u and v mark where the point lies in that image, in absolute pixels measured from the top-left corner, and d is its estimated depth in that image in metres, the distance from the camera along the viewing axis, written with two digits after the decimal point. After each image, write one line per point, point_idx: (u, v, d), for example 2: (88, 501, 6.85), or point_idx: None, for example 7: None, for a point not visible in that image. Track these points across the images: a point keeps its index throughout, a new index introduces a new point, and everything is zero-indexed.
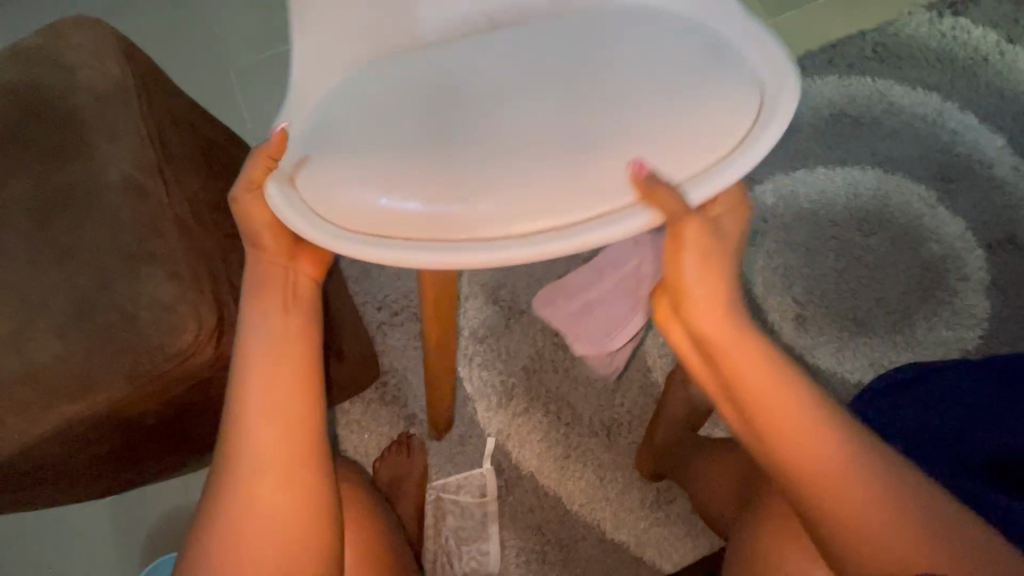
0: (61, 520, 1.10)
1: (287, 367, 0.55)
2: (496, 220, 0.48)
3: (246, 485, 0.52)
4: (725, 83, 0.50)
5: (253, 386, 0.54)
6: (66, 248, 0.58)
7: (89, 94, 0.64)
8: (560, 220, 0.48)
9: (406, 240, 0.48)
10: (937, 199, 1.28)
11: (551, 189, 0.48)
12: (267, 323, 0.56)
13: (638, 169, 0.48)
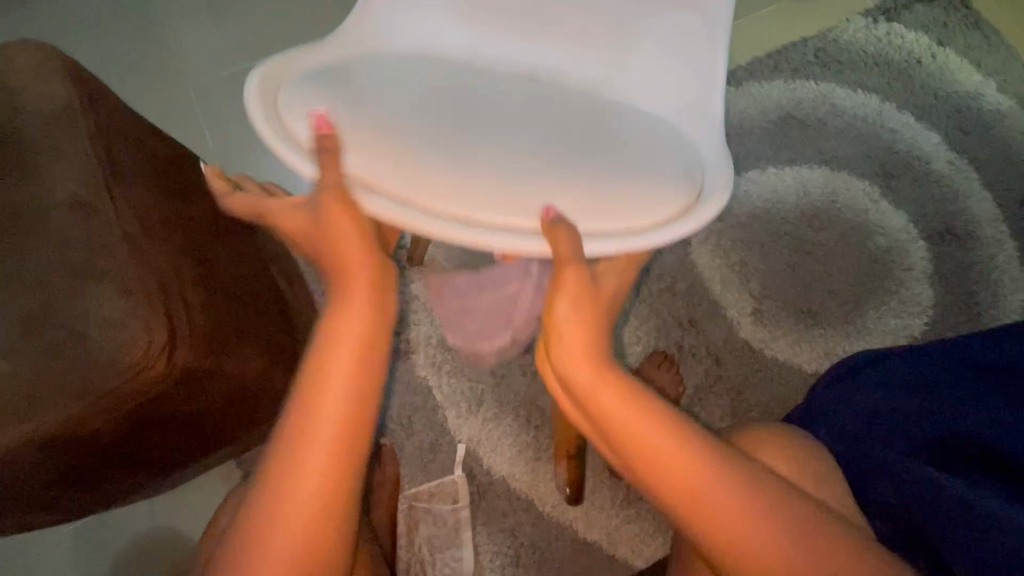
0: (23, 551, 1.07)
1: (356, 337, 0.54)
2: (428, 198, 0.49)
3: (290, 482, 0.51)
4: (678, 171, 0.55)
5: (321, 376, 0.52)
6: (13, 269, 0.58)
7: (33, 117, 0.64)
8: (475, 213, 0.49)
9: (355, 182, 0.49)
10: (881, 194, 1.35)
11: (482, 184, 0.50)
12: (341, 304, 0.55)
13: (547, 213, 0.50)
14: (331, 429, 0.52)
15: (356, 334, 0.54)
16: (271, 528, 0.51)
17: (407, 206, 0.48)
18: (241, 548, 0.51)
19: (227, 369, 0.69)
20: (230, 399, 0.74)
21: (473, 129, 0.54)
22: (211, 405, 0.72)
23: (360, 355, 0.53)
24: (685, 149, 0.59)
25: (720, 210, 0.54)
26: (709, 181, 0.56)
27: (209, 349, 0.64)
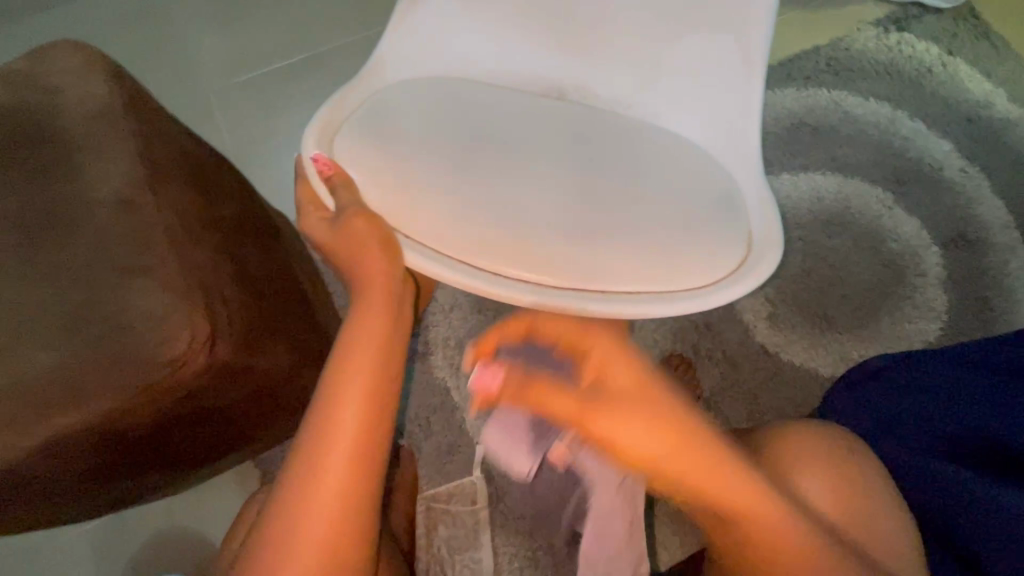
0: (41, 551, 1.07)
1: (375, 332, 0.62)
2: (501, 270, 0.59)
3: (320, 467, 0.55)
4: (716, 234, 0.63)
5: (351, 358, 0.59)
6: (58, 263, 0.59)
7: (77, 116, 0.65)
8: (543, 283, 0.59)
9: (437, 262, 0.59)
10: (894, 201, 1.36)
11: (542, 257, 0.59)
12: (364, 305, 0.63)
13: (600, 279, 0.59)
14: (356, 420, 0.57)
15: (373, 336, 0.61)
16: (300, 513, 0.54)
17: (485, 278, 0.59)
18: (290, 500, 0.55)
19: (260, 365, 0.69)
20: (261, 396, 0.75)
21: (531, 192, 0.63)
22: (243, 402, 0.72)
23: (382, 355, 0.60)
24: (733, 206, 0.66)
25: (766, 275, 0.62)
26: (757, 242, 0.65)
27: (245, 345, 0.65)
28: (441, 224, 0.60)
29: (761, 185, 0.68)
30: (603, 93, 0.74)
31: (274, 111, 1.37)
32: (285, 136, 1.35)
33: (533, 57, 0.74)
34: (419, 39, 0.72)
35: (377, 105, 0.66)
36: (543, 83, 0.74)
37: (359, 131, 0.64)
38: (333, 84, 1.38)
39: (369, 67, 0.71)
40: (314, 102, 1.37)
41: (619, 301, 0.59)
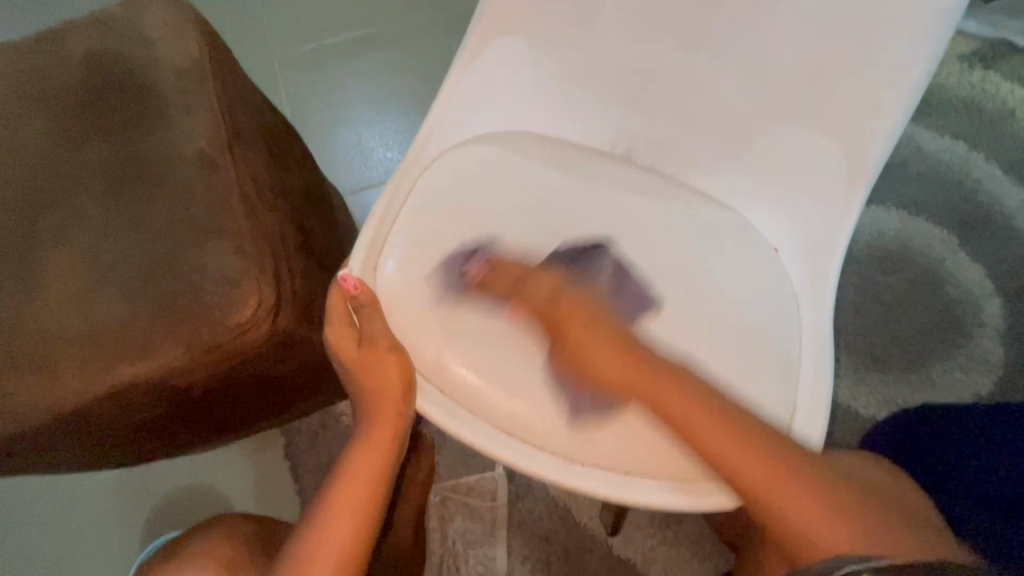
0: (70, 490, 1.10)
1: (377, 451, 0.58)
2: (517, 423, 0.56)
3: None
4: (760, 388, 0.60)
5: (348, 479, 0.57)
6: (137, 215, 0.59)
7: (167, 70, 0.65)
8: (561, 458, 0.56)
9: (453, 410, 0.56)
10: (958, 245, 1.31)
11: (566, 424, 0.56)
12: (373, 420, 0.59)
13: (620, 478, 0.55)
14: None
15: (367, 479, 0.57)
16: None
17: (494, 433, 0.56)
18: None
19: (315, 339, 0.69)
20: (308, 370, 0.74)
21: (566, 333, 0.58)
22: (291, 372, 0.72)
23: (370, 504, 0.56)
24: (791, 339, 0.63)
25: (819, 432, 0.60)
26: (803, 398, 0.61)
27: (304, 317, 0.65)
28: (468, 375, 0.57)
29: (828, 320, 0.63)
30: (668, 164, 0.71)
31: (335, 87, 1.37)
32: (343, 111, 1.35)
33: (603, 119, 0.71)
34: (478, 105, 0.68)
35: (429, 209, 0.62)
36: (608, 140, 0.72)
37: (403, 243, 0.61)
38: (395, 66, 1.38)
39: (415, 150, 0.66)
40: (374, 82, 1.37)
41: (630, 483, 0.55)
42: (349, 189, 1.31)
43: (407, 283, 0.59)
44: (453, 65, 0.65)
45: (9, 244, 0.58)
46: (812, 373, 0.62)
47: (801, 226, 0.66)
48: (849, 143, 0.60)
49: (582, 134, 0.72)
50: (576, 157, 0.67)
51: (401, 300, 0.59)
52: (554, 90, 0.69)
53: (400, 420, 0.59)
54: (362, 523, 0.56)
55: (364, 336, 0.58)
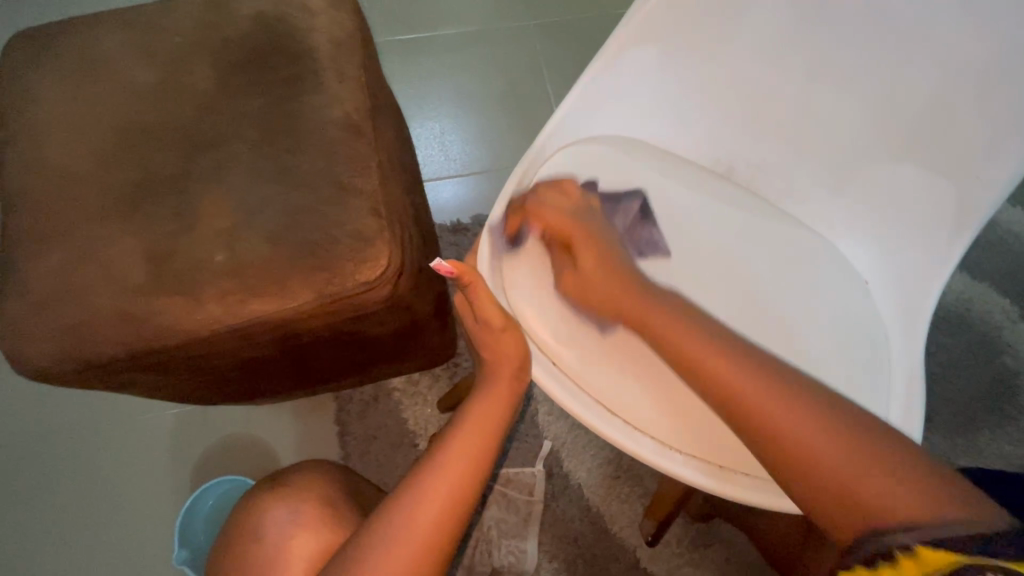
0: (128, 423, 1.14)
1: (487, 414, 0.62)
2: (620, 407, 0.59)
3: (395, 533, 0.54)
4: None
5: (458, 436, 0.60)
6: (288, 167, 0.63)
7: (323, 38, 0.70)
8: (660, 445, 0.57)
9: (565, 386, 0.58)
10: (1019, 316, 1.25)
11: (655, 422, 0.59)
12: (489, 385, 0.62)
13: (710, 473, 0.56)
14: (437, 519, 0.55)
15: (482, 437, 0.60)
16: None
17: (600, 415, 0.57)
18: (368, 558, 0.53)
19: (416, 307, 0.72)
20: (400, 336, 0.78)
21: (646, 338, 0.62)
22: (383, 335, 0.75)
23: (482, 458, 0.59)
24: (876, 378, 0.63)
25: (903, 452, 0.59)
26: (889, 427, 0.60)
27: (415, 282, 0.68)
28: (574, 354, 0.60)
29: (920, 355, 0.63)
30: (771, 187, 0.74)
31: (425, 78, 1.42)
32: (430, 103, 1.41)
33: (712, 141, 0.73)
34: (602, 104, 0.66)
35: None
36: (715, 156, 0.73)
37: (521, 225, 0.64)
38: (482, 66, 1.43)
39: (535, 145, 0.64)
40: (462, 78, 1.42)
41: (719, 479, 0.56)
42: (427, 177, 1.36)
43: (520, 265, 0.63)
44: (591, 63, 0.64)
45: (171, 175, 0.63)
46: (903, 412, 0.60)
47: (897, 267, 0.67)
48: (963, 188, 0.60)
49: (688, 146, 0.73)
50: (684, 172, 0.71)
51: (516, 279, 0.63)
52: (674, 101, 0.69)
53: (514, 388, 0.62)
54: (472, 474, 0.58)
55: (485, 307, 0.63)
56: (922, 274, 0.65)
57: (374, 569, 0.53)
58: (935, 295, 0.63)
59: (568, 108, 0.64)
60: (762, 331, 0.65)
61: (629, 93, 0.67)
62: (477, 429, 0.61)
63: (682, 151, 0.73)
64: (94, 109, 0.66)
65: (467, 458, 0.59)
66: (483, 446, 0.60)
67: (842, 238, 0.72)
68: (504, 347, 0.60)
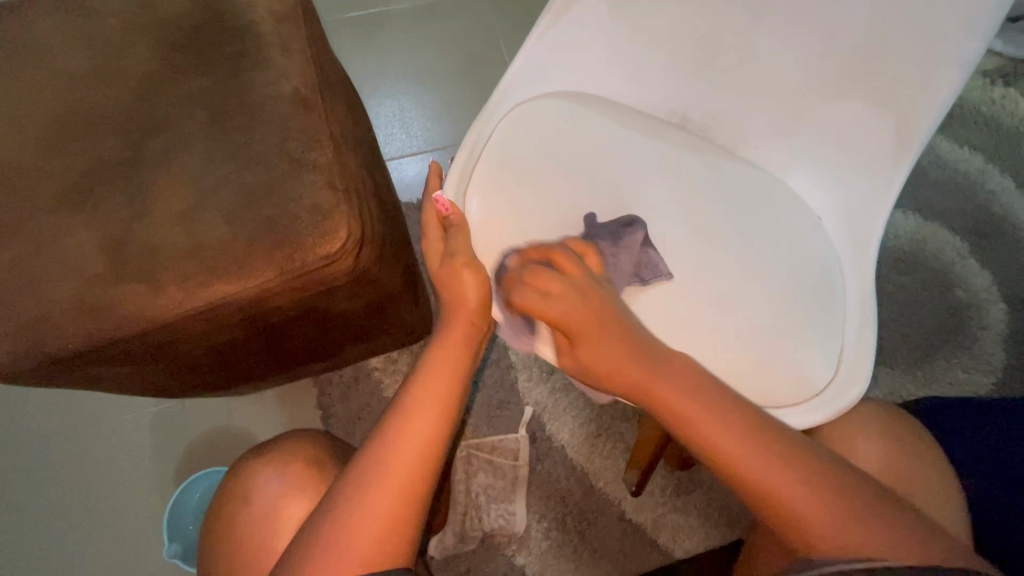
0: (107, 425, 1.13)
1: (454, 348, 0.63)
2: None
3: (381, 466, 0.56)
4: (800, 343, 0.65)
5: (430, 371, 0.61)
6: (239, 145, 0.62)
7: (264, 12, 0.68)
8: None
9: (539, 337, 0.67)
10: (969, 251, 1.29)
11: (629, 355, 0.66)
12: (451, 320, 0.64)
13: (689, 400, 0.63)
14: (421, 447, 0.57)
15: (456, 366, 0.62)
16: (352, 522, 0.53)
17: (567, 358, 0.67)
18: (357, 491, 0.55)
19: (384, 280, 0.72)
20: (371, 311, 0.78)
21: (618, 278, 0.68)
22: (354, 311, 0.75)
23: (456, 388, 0.61)
24: (834, 317, 0.66)
25: (852, 402, 0.62)
26: (846, 362, 0.64)
27: (380, 255, 0.68)
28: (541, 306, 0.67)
29: (871, 283, 0.66)
30: (724, 134, 0.74)
31: (379, 55, 1.40)
32: (388, 80, 1.38)
33: (662, 93, 0.74)
34: (556, 61, 0.70)
35: (504, 170, 0.69)
36: (667, 108, 0.74)
37: (481, 189, 0.69)
38: (435, 40, 1.41)
39: (489, 106, 0.70)
40: (416, 54, 1.40)
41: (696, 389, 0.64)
42: (390, 156, 1.35)
43: (487, 218, 0.69)
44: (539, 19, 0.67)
45: (119, 161, 0.62)
46: (855, 357, 0.64)
47: (846, 198, 0.69)
48: (902, 119, 0.62)
49: (640, 100, 0.74)
50: (642, 123, 0.72)
51: (484, 231, 0.68)
52: (621, 54, 0.71)
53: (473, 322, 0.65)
54: (447, 405, 0.60)
55: (448, 250, 0.66)
56: (871, 203, 0.67)
57: (364, 504, 0.54)
58: (882, 223, 0.66)
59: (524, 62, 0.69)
60: (722, 270, 0.68)
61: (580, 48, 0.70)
62: (449, 366, 0.62)
63: (635, 105, 0.75)
64: (34, 99, 0.64)
65: (442, 388, 0.60)
66: (452, 378, 0.61)
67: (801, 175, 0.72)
68: (461, 286, 0.64)
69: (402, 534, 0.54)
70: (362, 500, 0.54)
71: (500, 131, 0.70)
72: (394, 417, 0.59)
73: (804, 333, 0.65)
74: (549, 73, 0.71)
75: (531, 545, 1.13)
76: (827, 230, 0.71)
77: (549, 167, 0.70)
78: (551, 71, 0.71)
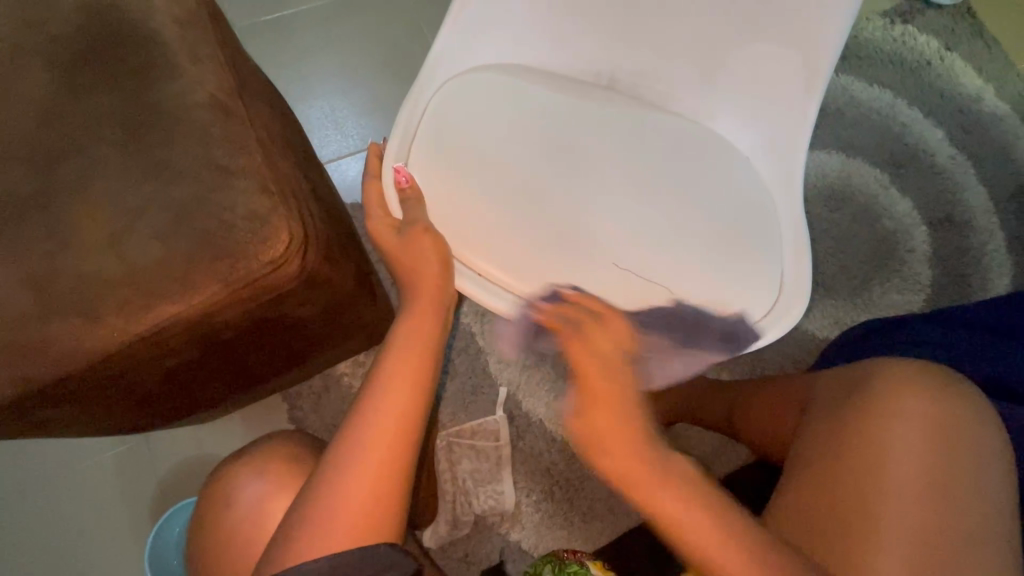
0: (68, 473, 1.08)
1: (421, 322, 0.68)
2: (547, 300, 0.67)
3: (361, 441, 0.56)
4: (746, 274, 0.68)
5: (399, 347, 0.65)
6: (160, 160, 0.60)
7: (166, 19, 0.65)
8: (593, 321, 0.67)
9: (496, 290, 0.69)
10: (890, 181, 1.38)
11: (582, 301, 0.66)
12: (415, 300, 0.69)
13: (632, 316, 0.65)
14: (398, 416, 0.58)
15: (423, 345, 0.65)
16: (337, 500, 0.53)
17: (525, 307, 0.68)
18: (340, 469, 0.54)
19: (335, 280, 0.71)
20: (327, 313, 0.77)
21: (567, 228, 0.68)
22: (310, 315, 0.74)
23: (426, 357, 0.64)
24: (771, 249, 0.69)
25: (797, 316, 0.68)
26: (787, 286, 0.69)
27: (327, 256, 0.67)
28: (495, 261, 0.68)
29: (801, 213, 0.71)
30: (653, 92, 0.75)
31: (302, 56, 1.36)
32: (313, 81, 1.35)
33: (586, 58, 0.75)
34: (480, 32, 0.72)
35: (441, 136, 0.70)
36: (593, 71, 0.75)
37: (423, 160, 0.70)
38: (358, 35, 1.38)
39: (421, 80, 0.72)
40: (340, 52, 1.37)
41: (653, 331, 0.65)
42: (328, 158, 1.32)
43: (433, 188, 0.70)
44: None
45: (33, 193, 0.59)
46: (792, 278, 0.69)
47: (766, 138, 0.72)
48: (806, 52, 0.65)
49: (565, 65, 0.76)
50: (569, 86, 0.72)
51: (432, 200, 0.70)
52: (540, 21, 0.73)
53: (436, 297, 0.70)
54: (420, 374, 0.62)
55: (403, 221, 0.70)
56: (791, 136, 0.69)
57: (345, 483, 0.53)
58: (803, 152, 0.69)
59: (451, 28, 0.71)
60: (665, 214, 0.69)
61: (501, 18, 0.72)
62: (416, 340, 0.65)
63: (560, 68, 0.76)
64: None
65: (414, 364, 0.63)
66: (421, 349, 0.65)
67: (727, 116, 0.73)
68: (421, 257, 0.68)
69: (390, 507, 0.54)
70: (349, 477, 0.54)
71: (435, 100, 0.71)
72: (371, 392, 0.60)
73: (747, 266, 0.68)
74: (473, 40, 0.72)
75: (523, 520, 1.15)
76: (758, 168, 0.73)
77: (483, 129, 0.70)
78: (474, 39, 0.72)
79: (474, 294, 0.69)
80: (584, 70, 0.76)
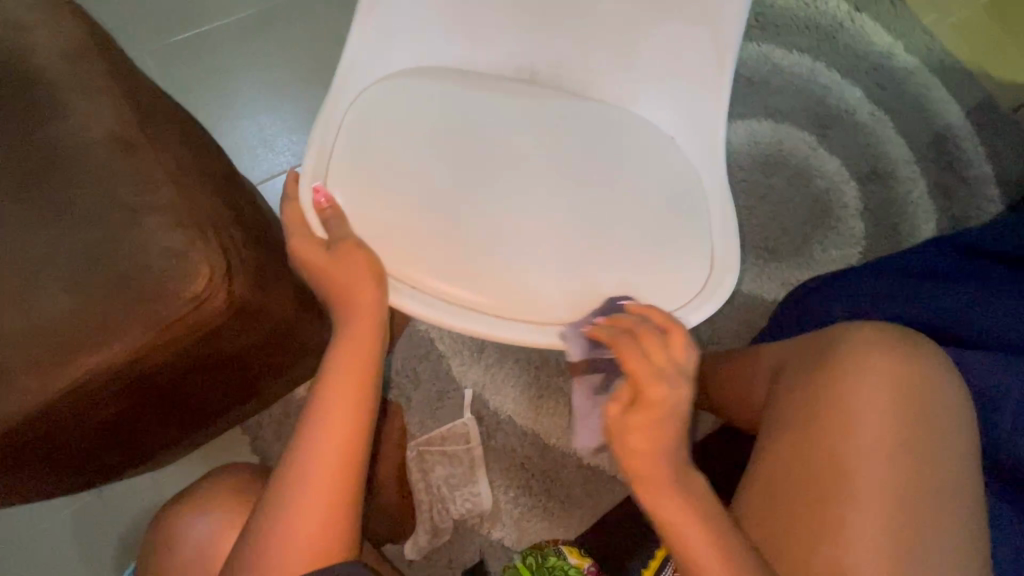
0: (22, 538, 1.03)
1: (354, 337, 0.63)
2: (496, 306, 0.63)
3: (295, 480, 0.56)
4: (678, 252, 0.68)
5: (333, 370, 0.61)
6: (61, 205, 0.58)
7: (52, 55, 0.62)
8: (538, 318, 0.64)
9: (440, 302, 0.62)
10: (818, 143, 1.44)
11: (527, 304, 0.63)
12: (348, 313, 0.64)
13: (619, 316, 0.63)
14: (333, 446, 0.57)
15: (358, 368, 0.62)
16: (277, 544, 0.53)
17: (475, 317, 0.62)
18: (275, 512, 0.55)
19: (271, 306, 0.68)
20: (270, 340, 0.74)
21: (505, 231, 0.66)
22: (252, 345, 0.71)
23: (362, 377, 0.62)
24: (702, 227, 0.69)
25: (728, 291, 0.67)
26: (718, 261, 0.68)
27: (258, 283, 0.64)
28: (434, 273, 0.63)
29: (728, 191, 0.71)
30: (577, 76, 0.75)
31: (223, 74, 1.31)
32: (237, 100, 1.30)
33: (503, 52, 0.74)
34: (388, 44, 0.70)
35: (360, 149, 0.66)
36: (513, 64, 0.75)
37: (341, 175, 0.65)
38: (279, 46, 1.33)
39: (331, 98, 0.68)
40: (261, 66, 1.32)
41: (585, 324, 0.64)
42: (262, 177, 1.28)
43: (356, 204, 0.64)
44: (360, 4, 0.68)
45: None
46: (723, 252, 0.69)
47: (692, 118, 0.72)
48: (716, 31, 0.67)
49: (483, 63, 0.75)
50: (491, 84, 0.72)
51: (358, 214, 0.64)
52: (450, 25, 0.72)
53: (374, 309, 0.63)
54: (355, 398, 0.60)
55: (331, 239, 0.63)
56: (709, 114, 0.71)
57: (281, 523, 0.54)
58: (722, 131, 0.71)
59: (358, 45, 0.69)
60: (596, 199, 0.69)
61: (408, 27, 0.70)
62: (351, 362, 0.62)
63: (478, 66, 0.75)
64: None
65: (350, 387, 0.60)
66: (357, 372, 0.61)
67: (648, 100, 0.74)
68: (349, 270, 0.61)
69: (335, 537, 0.56)
70: (289, 523, 0.54)
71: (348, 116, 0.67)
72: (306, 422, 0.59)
73: (679, 245, 0.68)
74: (382, 56, 0.70)
75: (502, 518, 1.16)
76: (683, 148, 0.74)
77: (409, 138, 0.67)
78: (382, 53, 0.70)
79: (416, 313, 0.62)
80: (503, 65, 0.75)
